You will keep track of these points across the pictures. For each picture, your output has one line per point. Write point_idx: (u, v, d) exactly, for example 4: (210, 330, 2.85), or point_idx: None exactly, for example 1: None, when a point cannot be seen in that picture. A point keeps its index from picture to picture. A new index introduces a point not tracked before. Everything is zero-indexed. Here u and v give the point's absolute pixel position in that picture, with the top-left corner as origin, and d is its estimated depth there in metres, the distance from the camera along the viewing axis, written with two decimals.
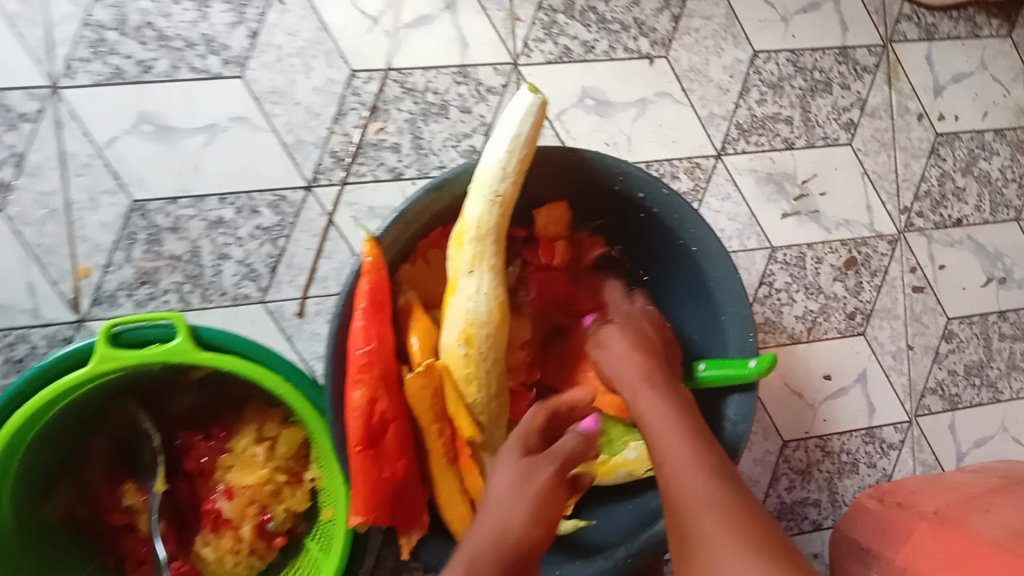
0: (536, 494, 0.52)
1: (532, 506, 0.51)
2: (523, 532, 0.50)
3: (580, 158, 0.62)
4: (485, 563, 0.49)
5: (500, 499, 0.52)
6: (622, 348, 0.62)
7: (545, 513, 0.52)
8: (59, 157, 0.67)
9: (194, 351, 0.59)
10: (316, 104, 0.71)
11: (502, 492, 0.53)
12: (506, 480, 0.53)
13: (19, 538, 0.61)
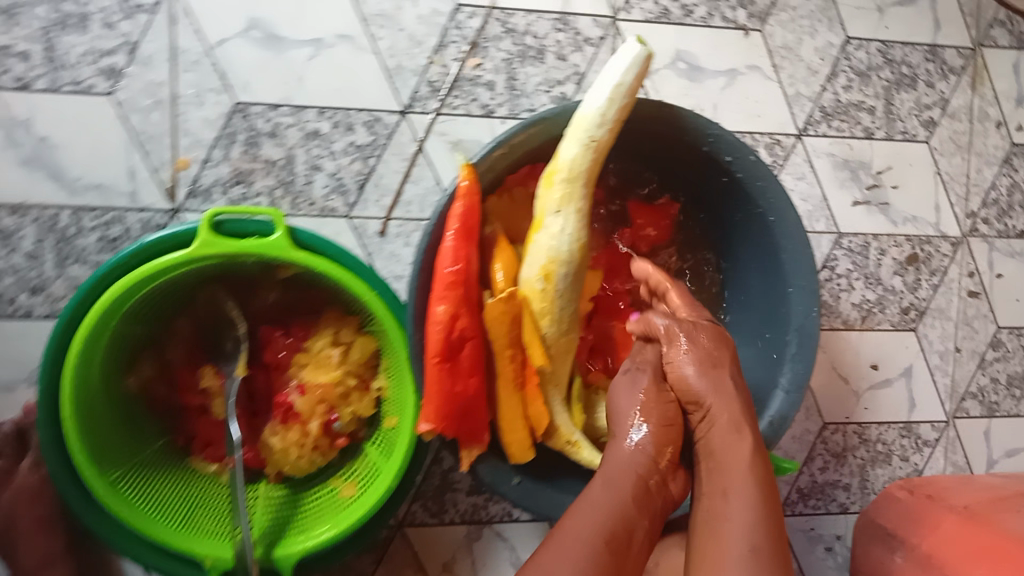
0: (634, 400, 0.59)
1: (661, 410, 0.58)
2: (644, 436, 0.57)
3: (675, 115, 0.65)
4: (621, 482, 0.54)
5: (616, 440, 0.58)
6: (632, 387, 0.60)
7: (659, 419, 0.58)
8: (170, 51, 0.70)
9: (289, 249, 0.61)
10: (419, 32, 0.73)
11: (632, 388, 0.59)
12: (621, 385, 0.61)
13: (105, 401, 0.64)
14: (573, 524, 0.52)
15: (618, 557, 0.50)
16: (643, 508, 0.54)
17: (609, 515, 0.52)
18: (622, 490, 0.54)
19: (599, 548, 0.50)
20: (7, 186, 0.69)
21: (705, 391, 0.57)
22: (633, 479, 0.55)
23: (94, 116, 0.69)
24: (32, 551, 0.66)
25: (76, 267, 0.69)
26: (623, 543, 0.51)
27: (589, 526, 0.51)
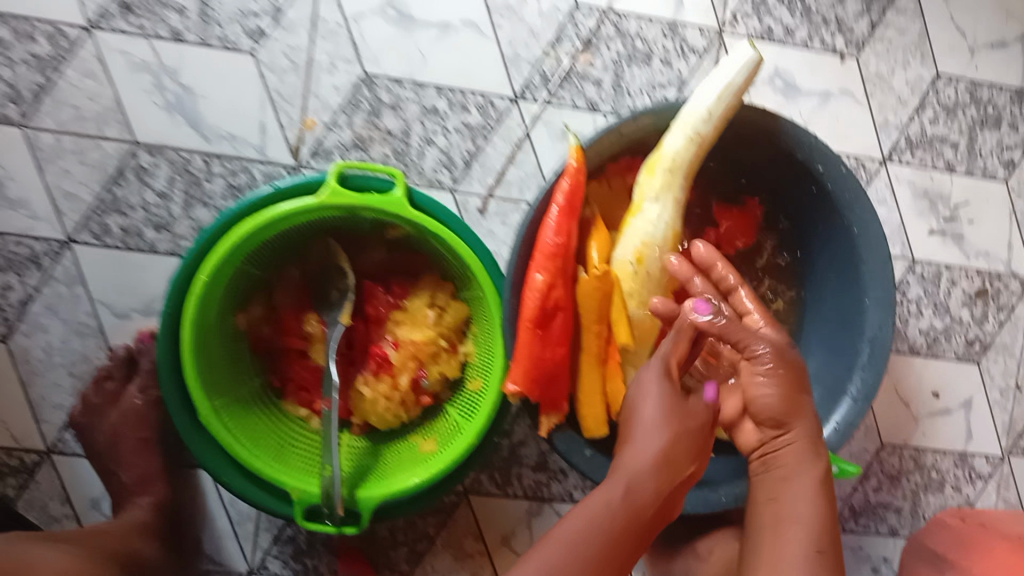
0: (670, 416, 0.58)
1: (686, 423, 0.59)
2: (671, 455, 0.58)
3: (774, 124, 0.69)
4: (638, 485, 0.55)
5: (637, 444, 0.58)
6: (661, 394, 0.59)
7: (684, 439, 0.58)
8: (312, 20, 0.76)
9: (406, 208, 0.66)
10: (538, 26, 0.79)
11: (672, 408, 0.59)
12: (650, 394, 0.59)
13: (217, 332, 0.70)
14: (582, 523, 0.52)
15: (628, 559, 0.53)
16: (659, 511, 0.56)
17: (624, 521, 0.53)
18: (640, 497, 0.55)
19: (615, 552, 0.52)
20: (149, 128, 0.76)
21: (790, 415, 0.57)
22: (652, 494, 0.56)
23: (236, 71, 0.76)
24: (132, 468, 0.74)
25: (202, 210, 0.76)
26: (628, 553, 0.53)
27: (598, 530, 0.52)
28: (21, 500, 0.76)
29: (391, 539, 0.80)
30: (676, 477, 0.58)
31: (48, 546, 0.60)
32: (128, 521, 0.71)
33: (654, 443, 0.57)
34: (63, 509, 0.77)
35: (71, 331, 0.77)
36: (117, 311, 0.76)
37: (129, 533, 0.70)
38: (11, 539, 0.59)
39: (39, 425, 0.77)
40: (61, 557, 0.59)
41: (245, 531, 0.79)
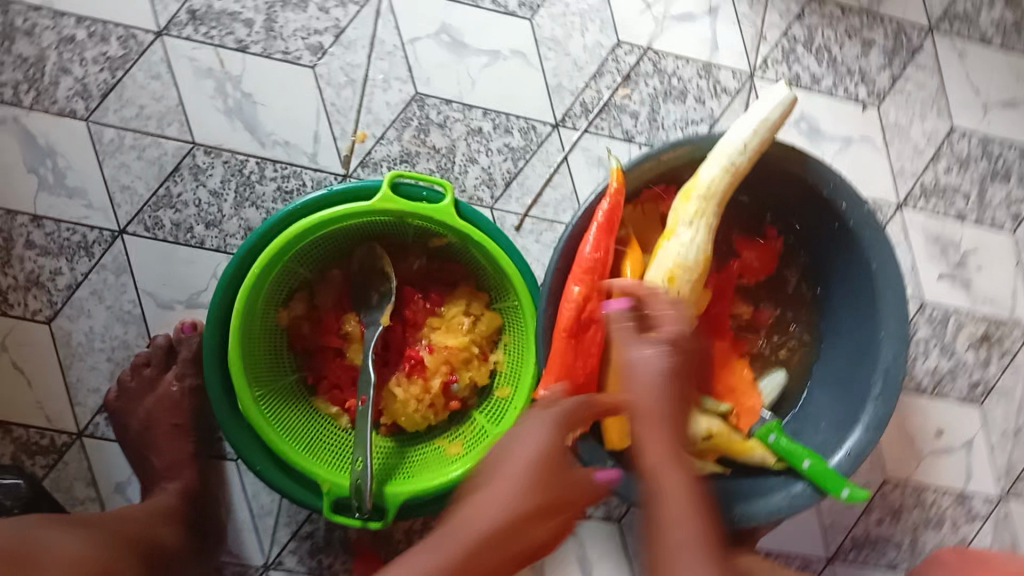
0: (541, 466, 0.53)
1: (538, 465, 0.53)
2: (524, 519, 0.51)
3: (800, 160, 0.73)
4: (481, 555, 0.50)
5: (492, 494, 0.52)
6: (529, 439, 0.55)
7: (550, 497, 0.53)
8: (370, 40, 0.81)
9: (453, 217, 0.71)
10: (582, 59, 0.83)
11: (539, 467, 0.53)
12: (532, 437, 0.55)
13: (261, 325, 0.72)
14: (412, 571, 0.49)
15: None
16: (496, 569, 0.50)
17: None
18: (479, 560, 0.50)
19: None
20: (208, 130, 0.79)
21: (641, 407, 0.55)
22: (491, 562, 0.50)
23: (295, 82, 0.80)
24: (166, 454, 0.77)
25: (250, 210, 0.79)
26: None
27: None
28: (49, 479, 0.77)
29: (405, 542, 0.81)
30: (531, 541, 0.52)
31: (65, 530, 0.62)
32: (153, 507, 0.73)
33: (511, 507, 0.51)
34: (88, 492, 0.78)
35: (113, 318, 0.79)
36: (161, 301, 0.79)
37: (152, 519, 0.71)
38: (30, 522, 0.61)
39: (74, 406, 0.78)
40: (76, 541, 0.61)
41: (265, 524, 0.80)
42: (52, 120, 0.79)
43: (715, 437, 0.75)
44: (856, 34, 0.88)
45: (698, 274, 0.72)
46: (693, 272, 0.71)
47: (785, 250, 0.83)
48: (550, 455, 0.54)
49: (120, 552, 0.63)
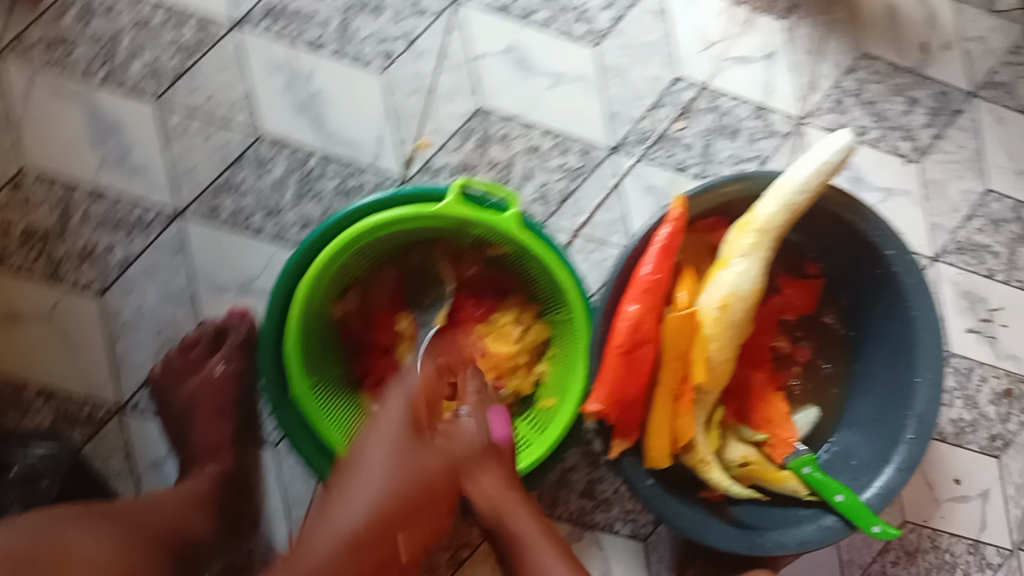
0: (397, 481, 0.53)
1: (400, 474, 0.54)
2: (363, 534, 0.52)
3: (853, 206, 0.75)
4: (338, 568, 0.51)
5: (352, 495, 0.53)
6: (380, 453, 0.55)
7: (414, 510, 0.54)
8: (440, 52, 0.83)
9: (516, 228, 0.72)
10: (642, 91, 0.85)
11: (375, 472, 0.54)
12: (383, 465, 0.54)
13: (316, 317, 0.73)
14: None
15: None
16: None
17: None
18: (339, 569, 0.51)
19: None
20: (276, 122, 0.80)
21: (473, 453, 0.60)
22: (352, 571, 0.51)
23: (363, 84, 0.82)
24: (203, 436, 0.77)
25: (310, 203, 0.81)
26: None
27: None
28: (87, 448, 0.79)
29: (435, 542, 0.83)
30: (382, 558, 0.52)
31: (94, 527, 0.61)
32: (189, 493, 0.73)
33: (349, 522, 0.52)
34: (123, 465, 0.80)
35: (164, 299, 0.80)
36: (214, 285, 0.80)
37: (185, 507, 0.71)
38: (61, 517, 0.60)
39: (116, 380, 0.80)
40: (105, 541, 0.60)
41: (296, 516, 0.80)
42: (120, 98, 0.79)
43: (749, 466, 0.78)
44: (903, 92, 0.91)
45: (751, 305, 0.74)
46: (747, 303, 0.74)
47: (828, 289, 0.84)
48: (385, 448, 0.55)
49: (148, 555, 0.63)
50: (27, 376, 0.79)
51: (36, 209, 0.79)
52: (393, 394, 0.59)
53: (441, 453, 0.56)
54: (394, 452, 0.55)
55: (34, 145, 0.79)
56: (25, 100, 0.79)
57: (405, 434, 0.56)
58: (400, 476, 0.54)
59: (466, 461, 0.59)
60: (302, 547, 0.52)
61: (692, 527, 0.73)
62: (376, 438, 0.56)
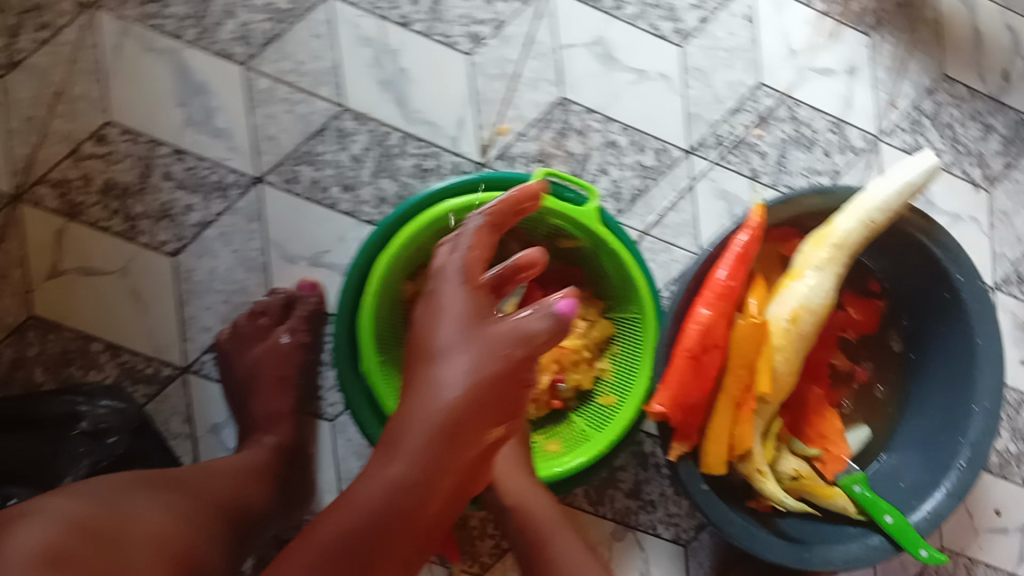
0: (474, 359, 0.47)
1: (481, 347, 0.48)
2: (457, 427, 0.47)
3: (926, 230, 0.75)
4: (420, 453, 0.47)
5: (428, 381, 0.48)
6: (452, 316, 0.50)
7: (497, 390, 0.47)
8: (528, 39, 0.83)
9: (595, 222, 0.73)
10: (723, 94, 0.86)
11: (455, 362, 0.48)
12: (456, 363, 0.48)
13: (389, 294, 0.75)
14: (348, 518, 0.47)
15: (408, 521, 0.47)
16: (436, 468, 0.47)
17: (400, 480, 0.47)
18: (423, 454, 0.47)
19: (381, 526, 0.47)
20: (360, 96, 0.81)
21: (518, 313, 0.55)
22: (434, 459, 0.47)
23: (449, 66, 0.82)
24: (266, 405, 0.78)
25: (387, 181, 0.81)
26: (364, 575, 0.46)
27: (357, 533, 0.47)
28: (149, 405, 0.80)
29: (479, 530, 0.84)
30: (476, 448, 0.48)
31: (155, 498, 0.61)
32: (246, 464, 0.73)
33: (434, 418, 0.47)
34: (182, 429, 0.81)
35: (237, 263, 0.81)
36: (287, 254, 0.81)
37: (242, 479, 0.71)
38: (123, 486, 0.60)
39: (184, 341, 0.81)
40: (164, 513, 0.60)
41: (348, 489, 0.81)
42: (210, 60, 0.80)
43: (801, 478, 0.79)
44: (980, 117, 0.90)
45: (820, 319, 0.75)
46: (816, 316, 0.74)
47: (890, 309, 0.85)
48: (456, 338, 0.49)
49: (207, 526, 0.63)
50: (94, 329, 0.80)
51: (118, 163, 0.80)
52: (444, 275, 0.52)
53: (522, 334, 0.48)
54: (468, 338, 0.48)
55: (121, 100, 0.80)
56: (116, 54, 0.80)
57: (474, 319, 0.50)
58: (489, 362, 0.47)
59: (542, 349, 0.49)
60: (390, 444, 0.48)
61: (740, 534, 0.73)
62: (444, 329, 0.49)
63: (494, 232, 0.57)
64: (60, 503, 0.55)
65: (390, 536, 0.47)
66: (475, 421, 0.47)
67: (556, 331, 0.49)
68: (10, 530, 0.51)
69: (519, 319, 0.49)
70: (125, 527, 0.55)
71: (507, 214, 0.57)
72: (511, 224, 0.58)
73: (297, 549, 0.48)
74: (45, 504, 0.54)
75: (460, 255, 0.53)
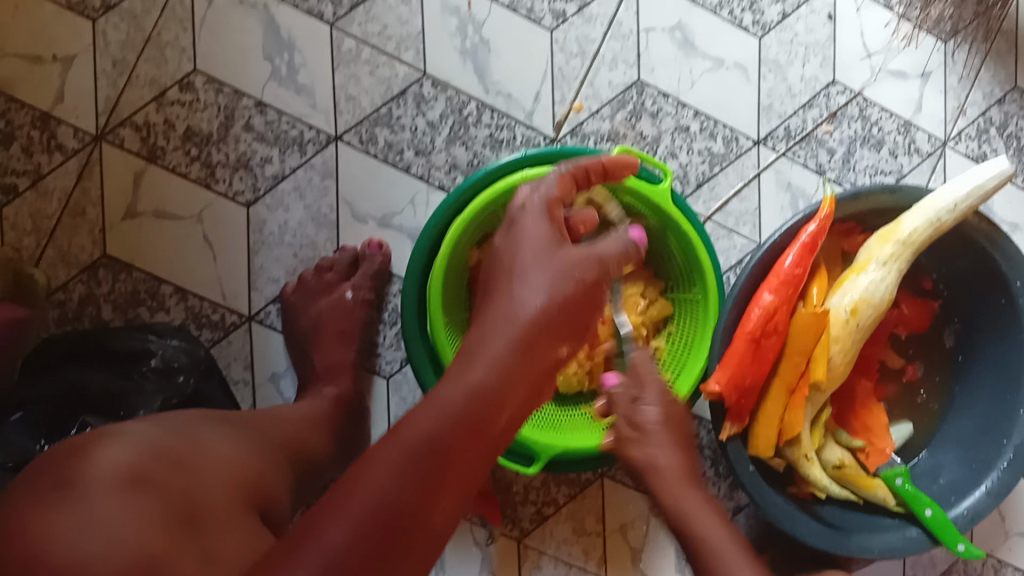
0: (554, 276, 0.47)
1: (558, 265, 0.48)
2: (538, 333, 0.44)
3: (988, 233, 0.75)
4: (501, 357, 0.42)
5: (506, 294, 0.46)
6: (532, 236, 0.50)
7: (578, 305, 0.47)
8: (610, 19, 0.84)
9: (667, 202, 0.74)
10: (796, 88, 0.87)
11: (537, 277, 0.47)
12: (536, 280, 0.47)
13: (459, 258, 0.76)
14: (429, 420, 0.39)
15: (479, 439, 0.40)
16: (515, 379, 0.42)
17: (474, 389, 0.41)
18: (502, 361, 0.42)
19: (452, 438, 0.39)
20: (441, 64, 0.83)
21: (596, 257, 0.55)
22: (512, 367, 0.42)
23: (531, 40, 0.84)
24: (327, 356, 0.80)
25: (460, 148, 0.83)
26: (449, 481, 0.39)
27: (445, 433, 0.39)
28: (214, 348, 0.82)
29: (522, 496, 0.86)
30: (556, 360, 0.45)
31: (218, 432, 0.61)
32: (310, 412, 0.75)
33: (514, 324, 0.44)
34: (243, 374, 0.83)
35: (308, 218, 0.83)
36: (357, 213, 0.83)
37: (306, 423, 0.73)
38: (188, 420, 0.60)
39: (250, 291, 0.83)
40: (233, 450, 0.59)
41: None
42: (298, 17, 0.82)
43: (844, 468, 0.80)
44: None
45: (879, 315, 0.76)
46: (876, 311, 0.76)
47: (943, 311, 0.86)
48: (540, 255, 0.48)
49: (272, 459, 0.64)
50: (163, 272, 0.82)
51: (200, 112, 0.82)
52: (528, 203, 0.53)
53: (599, 261, 0.49)
54: (547, 259, 0.48)
55: (208, 50, 0.82)
56: (206, 5, 0.82)
57: (551, 243, 0.50)
58: (565, 282, 0.47)
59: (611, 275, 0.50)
60: (465, 351, 0.43)
61: (782, 516, 0.75)
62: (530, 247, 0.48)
63: (576, 183, 0.59)
64: (135, 426, 0.56)
65: (458, 456, 0.39)
66: (556, 335, 0.45)
67: (623, 258, 0.52)
68: (90, 451, 0.51)
69: (594, 246, 0.50)
70: (198, 452, 0.56)
71: (593, 172, 0.60)
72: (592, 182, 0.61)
73: (368, 453, 0.39)
74: (122, 426, 0.55)
75: (547, 188, 0.55)
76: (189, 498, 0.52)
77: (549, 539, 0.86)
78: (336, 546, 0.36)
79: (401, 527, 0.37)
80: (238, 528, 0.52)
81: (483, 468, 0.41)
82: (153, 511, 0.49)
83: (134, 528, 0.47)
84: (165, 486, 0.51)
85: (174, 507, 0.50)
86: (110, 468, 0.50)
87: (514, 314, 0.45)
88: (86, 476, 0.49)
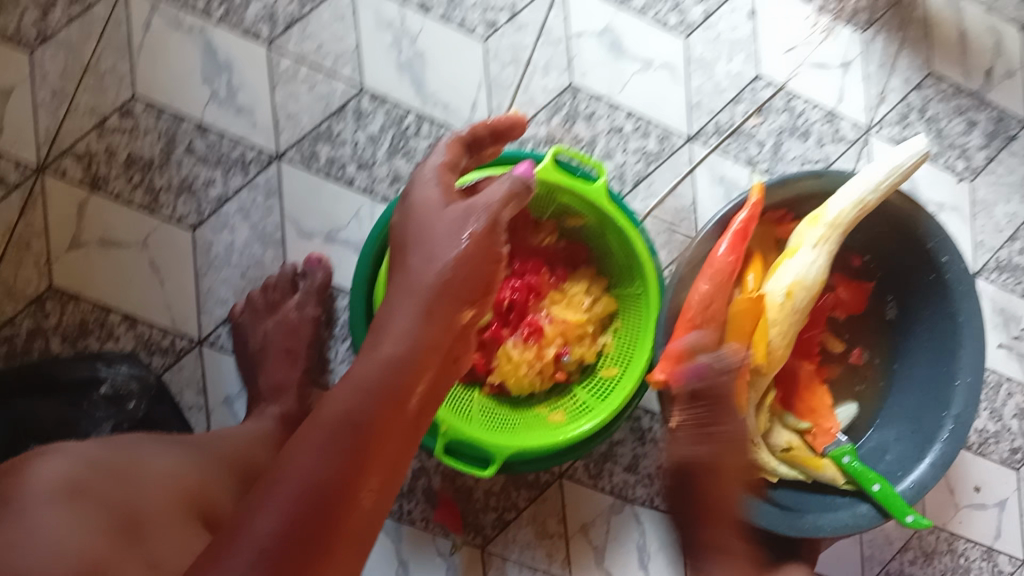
0: (445, 236, 0.54)
1: (447, 223, 0.55)
2: (440, 297, 0.52)
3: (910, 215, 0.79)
4: (408, 325, 0.50)
5: (410, 262, 0.54)
6: (425, 209, 0.57)
7: (474, 255, 0.54)
8: (540, 27, 0.87)
9: (602, 198, 0.76)
10: (723, 84, 0.90)
11: (433, 241, 0.54)
12: (436, 241, 0.54)
13: None
14: (348, 399, 0.45)
15: (395, 412, 0.46)
16: (426, 348, 0.49)
17: (388, 366, 0.47)
18: (411, 336, 0.49)
19: (370, 414, 0.45)
20: (377, 79, 0.85)
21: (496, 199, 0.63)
22: (419, 339, 0.49)
23: (463, 51, 0.86)
24: (273, 374, 0.80)
25: (401, 161, 0.85)
26: (373, 454, 0.44)
27: (357, 410, 0.45)
28: (166, 374, 0.82)
29: (483, 501, 0.87)
30: (456, 324, 0.52)
31: (165, 445, 0.62)
32: (260, 433, 0.74)
33: (416, 291, 0.52)
34: (196, 400, 0.83)
35: (254, 238, 0.84)
36: (303, 230, 0.84)
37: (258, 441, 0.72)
38: (136, 438, 0.61)
39: (200, 313, 0.83)
40: (177, 458, 0.61)
41: None
42: (234, 40, 0.84)
43: (792, 449, 0.83)
44: (963, 113, 0.94)
45: (813, 295, 0.79)
46: (810, 293, 0.79)
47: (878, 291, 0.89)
48: (430, 217, 0.56)
49: (219, 466, 0.64)
50: (112, 300, 0.82)
51: (140, 138, 0.83)
52: (422, 173, 0.61)
53: (483, 210, 0.56)
54: (440, 219, 0.56)
55: (146, 77, 0.83)
56: (142, 32, 0.83)
57: (441, 208, 0.57)
58: (460, 236, 0.54)
59: (502, 215, 0.57)
60: (377, 333, 0.50)
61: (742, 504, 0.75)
62: (419, 208, 0.56)
63: (468, 150, 0.66)
64: (78, 444, 0.57)
65: (377, 429, 0.45)
66: (454, 292, 0.52)
67: (515, 195, 0.58)
68: (33, 462, 0.53)
69: (479, 200, 0.57)
70: (140, 463, 0.57)
71: (482, 137, 0.66)
72: (484, 144, 0.67)
73: (292, 443, 0.44)
74: (64, 443, 0.56)
75: (438, 157, 0.62)
76: (133, 502, 0.54)
77: (512, 542, 0.87)
78: (267, 532, 0.40)
79: (333, 501, 0.42)
80: (186, 528, 0.55)
81: (403, 437, 0.47)
82: (97, 518, 0.51)
83: (74, 539, 0.49)
84: (105, 496, 0.53)
85: (118, 511, 0.53)
86: (50, 480, 0.51)
87: (413, 283, 0.52)
88: (27, 489, 0.50)
